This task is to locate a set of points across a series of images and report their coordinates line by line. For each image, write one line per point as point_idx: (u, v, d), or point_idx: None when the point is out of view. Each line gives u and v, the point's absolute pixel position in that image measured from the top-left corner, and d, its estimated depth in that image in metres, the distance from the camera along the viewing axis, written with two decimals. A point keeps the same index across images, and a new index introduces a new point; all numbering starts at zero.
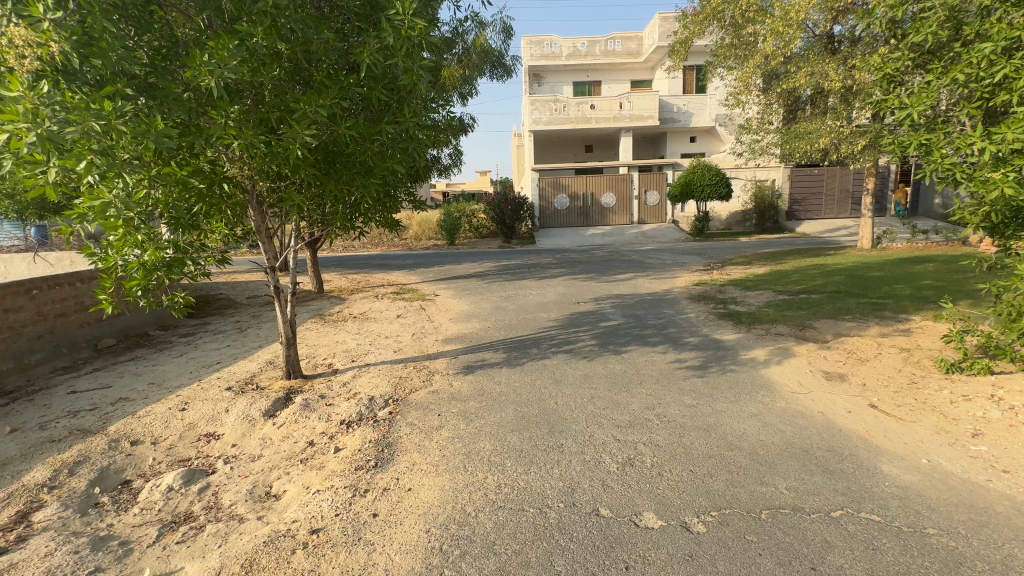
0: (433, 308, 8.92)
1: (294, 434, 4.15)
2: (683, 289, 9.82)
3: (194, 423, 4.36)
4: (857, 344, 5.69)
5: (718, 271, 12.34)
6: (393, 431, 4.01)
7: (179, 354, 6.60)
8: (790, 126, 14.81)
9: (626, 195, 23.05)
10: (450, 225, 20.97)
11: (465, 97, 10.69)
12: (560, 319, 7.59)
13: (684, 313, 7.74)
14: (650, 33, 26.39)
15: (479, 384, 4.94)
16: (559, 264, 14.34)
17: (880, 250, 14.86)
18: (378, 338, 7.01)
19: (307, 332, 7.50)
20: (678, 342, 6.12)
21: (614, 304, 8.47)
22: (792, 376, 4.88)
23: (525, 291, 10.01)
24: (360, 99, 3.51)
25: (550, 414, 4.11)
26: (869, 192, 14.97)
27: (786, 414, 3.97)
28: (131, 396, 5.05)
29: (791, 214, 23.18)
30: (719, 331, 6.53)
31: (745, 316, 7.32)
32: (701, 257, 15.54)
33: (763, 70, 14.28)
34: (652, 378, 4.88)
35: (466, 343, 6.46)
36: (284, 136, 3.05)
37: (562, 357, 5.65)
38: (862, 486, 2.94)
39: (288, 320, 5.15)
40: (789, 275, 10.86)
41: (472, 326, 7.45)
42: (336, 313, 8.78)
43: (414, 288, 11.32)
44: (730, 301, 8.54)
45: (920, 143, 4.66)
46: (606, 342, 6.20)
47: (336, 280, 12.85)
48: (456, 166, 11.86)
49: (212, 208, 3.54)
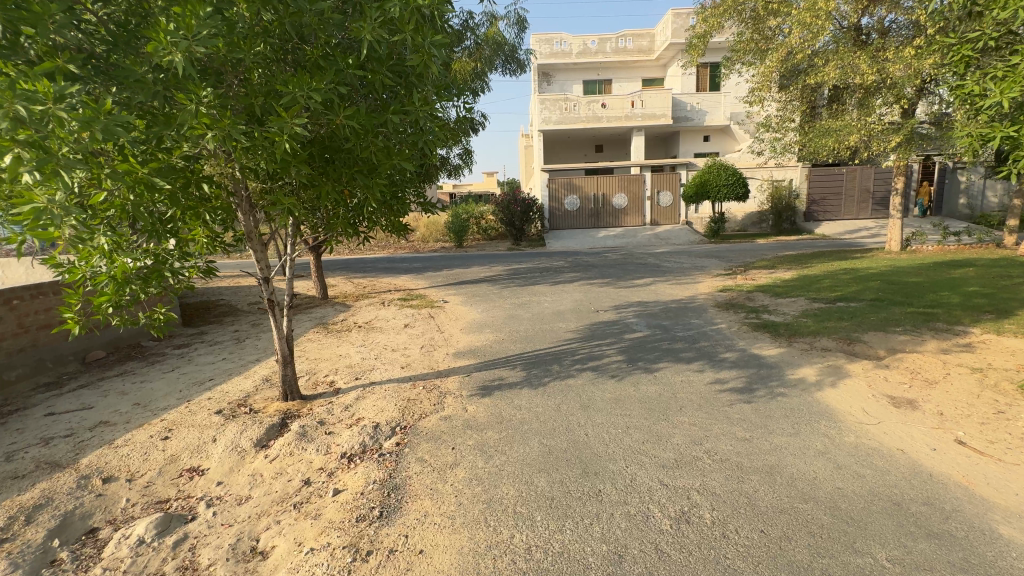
0: (442, 316, 8.40)
1: (288, 471, 3.64)
2: (707, 296, 9.22)
3: (176, 455, 3.86)
4: (919, 362, 5.08)
5: (741, 275, 11.72)
6: (400, 469, 3.49)
7: (170, 370, 6.12)
8: (814, 124, 14.16)
9: (638, 195, 22.43)
10: (459, 226, 20.51)
11: (476, 93, 10.19)
12: (580, 329, 7.04)
13: (715, 324, 7.16)
14: (663, 31, 25.81)
15: (497, 409, 4.40)
16: (572, 268, 13.78)
17: (909, 253, 14.16)
18: (384, 352, 6.48)
19: (309, 344, 7.00)
20: (714, 358, 5.54)
21: (636, 313, 7.91)
22: (853, 401, 4.29)
23: (539, 298, 9.48)
24: (362, 85, 3.00)
25: (580, 449, 3.56)
26: (898, 192, 14.28)
27: (859, 452, 3.39)
28: (112, 420, 4.57)
29: (809, 215, 22.48)
30: (758, 346, 5.95)
31: (783, 328, 6.71)
32: (720, 260, 14.92)
33: (786, 65, 13.66)
34: (692, 403, 4.32)
35: (480, 359, 5.92)
36: (270, 126, 2.53)
37: (586, 376, 5.10)
38: (985, 559, 2.37)
39: (284, 336, 4.62)
40: (820, 281, 10.22)
41: (485, 338, 6.91)
42: (340, 322, 8.28)
43: (422, 293, 10.83)
44: (761, 310, 7.94)
45: (1007, 134, 4.21)
46: (634, 358, 5.63)
47: (342, 285, 12.41)
48: (466, 166, 11.35)
49: (189, 212, 3.06)
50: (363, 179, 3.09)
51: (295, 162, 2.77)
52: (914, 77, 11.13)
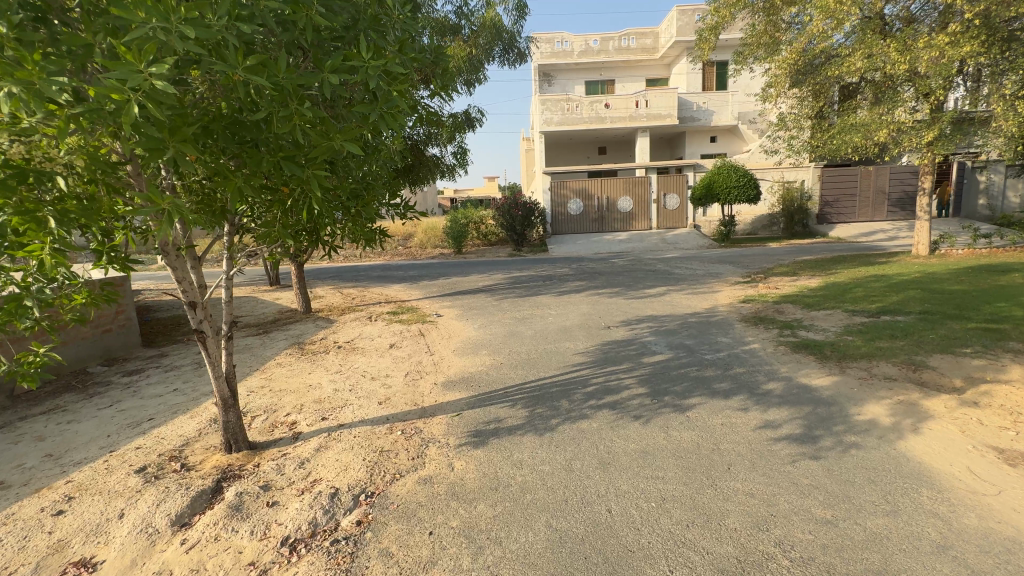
0: (433, 333, 7.49)
1: (208, 567, 2.67)
2: (730, 309, 8.25)
3: (66, 541, 2.91)
4: (1014, 398, 4.12)
5: (763, 282, 10.78)
6: (355, 570, 2.53)
7: (109, 405, 5.18)
8: (836, 120, 13.21)
9: (644, 198, 21.50)
10: (457, 232, 19.53)
11: (472, 85, 9.28)
12: (590, 350, 6.10)
13: (746, 343, 6.22)
14: (667, 28, 25.02)
15: (491, 467, 3.44)
16: (578, 276, 12.83)
17: (938, 257, 13.19)
18: (362, 382, 5.48)
19: (276, 371, 6.00)
20: (757, 391, 4.57)
21: (652, 330, 6.96)
22: (952, 456, 3.32)
23: (543, 311, 8.54)
24: (286, 30, 2.05)
25: (604, 539, 2.61)
26: (926, 192, 13.34)
27: (997, 546, 2.43)
28: (7, 481, 3.63)
29: (822, 217, 21.53)
30: (805, 375, 4.98)
31: (829, 350, 5.74)
32: (735, 265, 13.96)
33: (805, 57, 12.75)
34: (742, 460, 3.34)
35: (474, 390, 4.97)
36: (106, 78, 1.56)
37: (603, 417, 4.16)
38: None
39: (223, 375, 3.64)
40: (852, 289, 9.25)
41: (480, 361, 5.96)
42: (317, 342, 7.32)
43: (414, 306, 9.92)
44: (796, 325, 6.98)
45: None
46: (659, 391, 4.66)
47: (329, 296, 11.51)
48: (461, 167, 10.42)
49: (26, 219, 2.06)
50: (296, 168, 2.13)
51: (179, 141, 1.82)
52: (950, 66, 10.17)
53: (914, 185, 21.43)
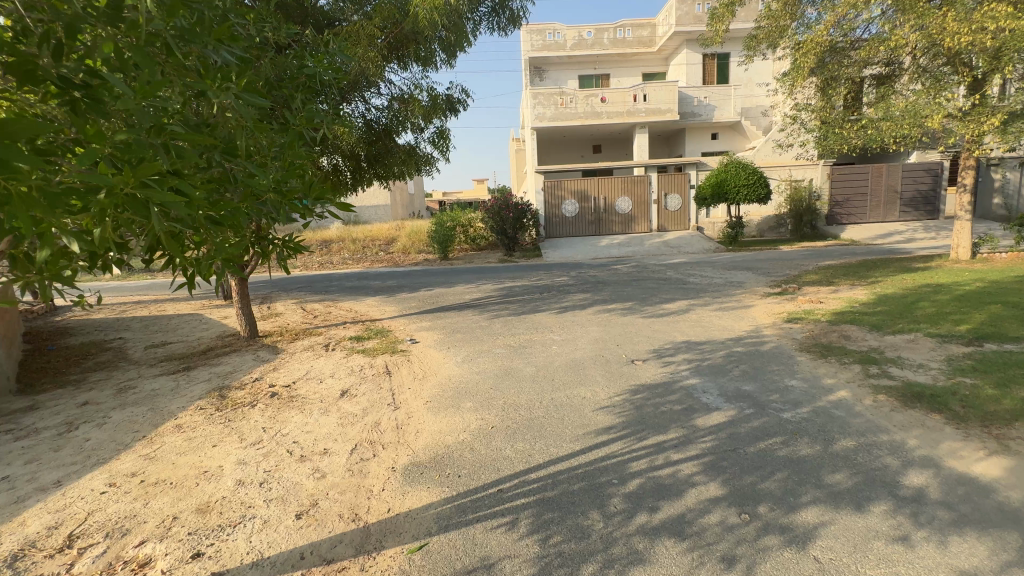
0: (402, 371, 5.71)
1: None
2: (779, 332, 6.53)
3: None
4: None
5: (798, 294, 9.18)
6: None
7: None
8: (866, 109, 11.70)
9: (643, 198, 19.87)
10: (442, 237, 17.71)
11: (460, 41, 7.67)
12: (616, 403, 4.36)
13: (828, 389, 4.53)
14: (664, 19, 23.64)
15: None
16: (580, 286, 11.16)
17: (982, 262, 11.67)
18: (285, 467, 3.62)
19: (168, 442, 4.15)
20: (902, 494, 2.85)
21: (692, 366, 5.27)
22: None
23: (543, 337, 6.81)
24: None
25: None
26: (964, 189, 11.90)
27: None
28: None
29: (832, 217, 20.08)
30: (954, 455, 3.27)
31: (959, 406, 4.01)
32: (756, 272, 12.35)
33: (836, 35, 11.16)
34: None
35: (453, 487, 3.19)
36: None
37: (673, 563, 2.39)
38: None
39: None
40: (917, 305, 7.58)
41: (464, 423, 4.19)
42: (248, 386, 5.51)
43: (384, 328, 8.14)
44: (878, 358, 5.31)
45: None
46: (744, 491, 2.93)
47: (287, 315, 9.66)
48: (442, 157, 8.58)
49: None
50: None
51: None
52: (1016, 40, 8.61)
53: (927, 184, 20.10)
